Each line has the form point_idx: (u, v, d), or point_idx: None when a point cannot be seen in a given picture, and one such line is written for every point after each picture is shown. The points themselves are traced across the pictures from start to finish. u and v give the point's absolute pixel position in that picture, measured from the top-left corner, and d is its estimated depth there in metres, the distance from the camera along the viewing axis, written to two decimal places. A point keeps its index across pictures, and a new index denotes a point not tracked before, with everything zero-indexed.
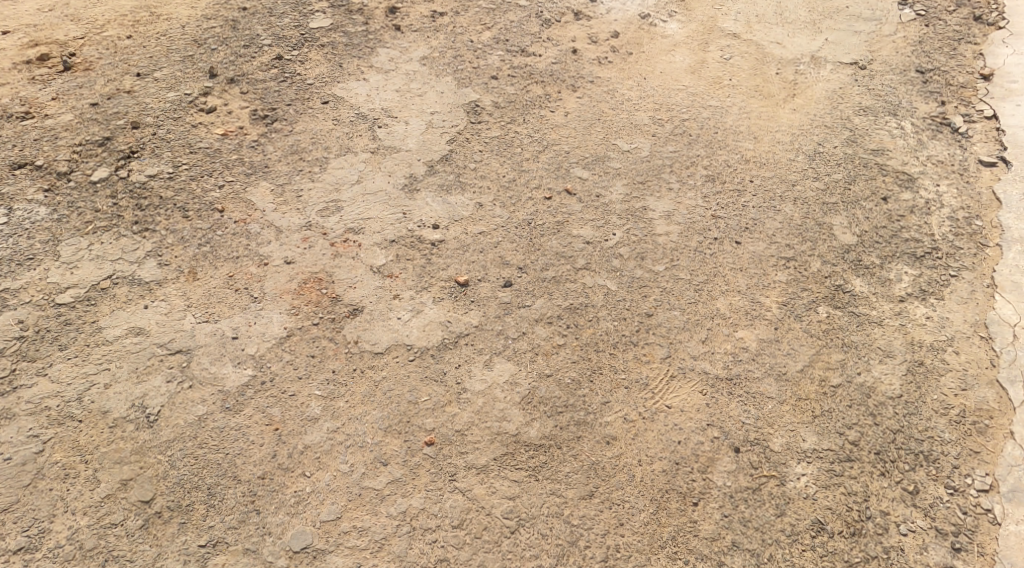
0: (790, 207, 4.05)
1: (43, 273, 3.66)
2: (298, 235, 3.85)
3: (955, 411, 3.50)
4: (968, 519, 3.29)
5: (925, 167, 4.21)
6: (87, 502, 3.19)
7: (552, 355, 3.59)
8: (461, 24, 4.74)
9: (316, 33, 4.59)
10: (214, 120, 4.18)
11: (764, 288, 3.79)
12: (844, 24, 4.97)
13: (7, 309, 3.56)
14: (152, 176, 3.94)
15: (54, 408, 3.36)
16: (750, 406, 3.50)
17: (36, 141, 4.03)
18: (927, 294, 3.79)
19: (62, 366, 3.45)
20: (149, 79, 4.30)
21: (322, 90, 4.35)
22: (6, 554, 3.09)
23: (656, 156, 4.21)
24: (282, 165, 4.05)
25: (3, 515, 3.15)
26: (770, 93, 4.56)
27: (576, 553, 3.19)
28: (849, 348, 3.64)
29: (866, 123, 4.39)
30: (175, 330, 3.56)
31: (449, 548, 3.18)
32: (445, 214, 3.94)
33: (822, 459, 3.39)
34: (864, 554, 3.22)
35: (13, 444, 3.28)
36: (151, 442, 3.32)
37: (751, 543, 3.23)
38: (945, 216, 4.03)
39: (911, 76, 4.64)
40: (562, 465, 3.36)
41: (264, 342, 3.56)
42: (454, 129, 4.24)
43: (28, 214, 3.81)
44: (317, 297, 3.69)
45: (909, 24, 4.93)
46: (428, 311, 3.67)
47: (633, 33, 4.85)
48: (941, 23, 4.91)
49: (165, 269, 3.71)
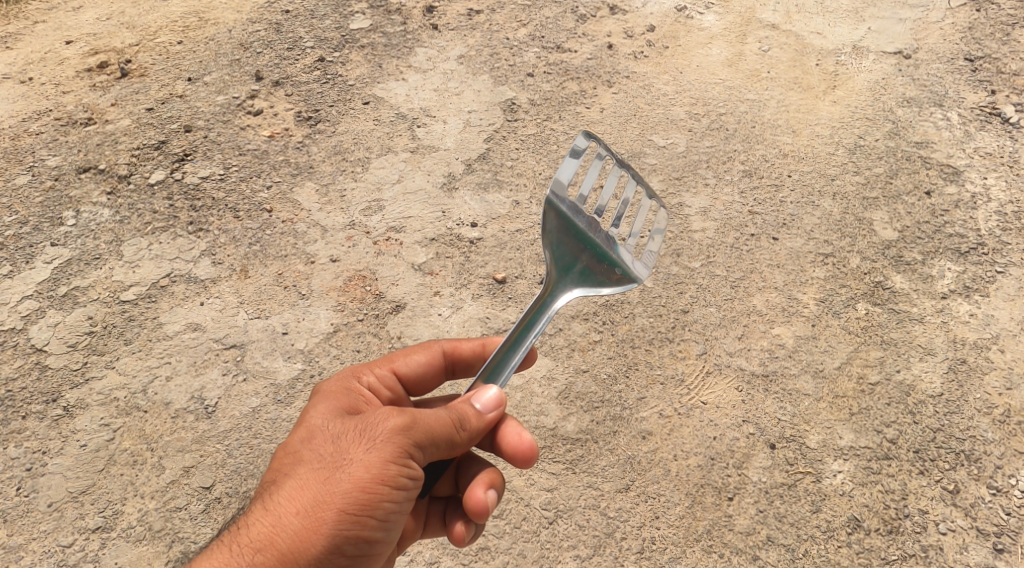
0: (829, 202, 4.01)
1: (109, 271, 3.85)
2: (342, 234, 3.96)
3: (999, 410, 3.46)
4: (1011, 520, 3.25)
5: (971, 159, 4.13)
6: (154, 487, 3.38)
7: (589, 351, 3.64)
8: (498, 22, 4.77)
9: (356, 35, 4.68)
10: (261, 123, 4.32)
11: (801, 285, 3.78)
12: (888, 11, 4.85)
13: (77, 306, 3.77)
14: (205, 179, 4.11)
15: (122, 398, 3.56)
16: (786, 403, 3.51)
17: (98, 145, 4.23)
18: (970, 290, 3.74)
19: (128, 359, 3.64)
20: (199, 84, 4.46)
21: (363, 91, 4.44)
22: (85, 533, 3.30)
23: (692, 151, 4.21)
24: (326, 166, 4.17)
25: (81, 497, 3.36)
26: (810, 85, 4.51)
27: (612, 545, 3.25)
28: (888, 345, 3.61)
29: (909, 115, 4.31)
30: (230, 326, 3.72)
31: (490, 537, 3.27)
32: (484, 213, 4.01)
33: (858, 456, 3.39)
34: (901, 552, 3.21)
35: (87, 431, 3.49)
36: (209, 432, 3.49)
37: (786, 538, 3.25)
38: (992, 211, 3.95)
39: (959, 65, 4.51)
40: (598, 458, 3.41)
41: (312, 338, 3.69)
42: (492, 127, 4.29)
43: (94, 216, 4.00)
44: (362, 293, 3.80)
45: (959, 9, 4.78)
46: (467, 307, 3.75)
47: (669, 26, 4.81)
48: (994, 7, 4.75)
49: (219, 267, 3.87)
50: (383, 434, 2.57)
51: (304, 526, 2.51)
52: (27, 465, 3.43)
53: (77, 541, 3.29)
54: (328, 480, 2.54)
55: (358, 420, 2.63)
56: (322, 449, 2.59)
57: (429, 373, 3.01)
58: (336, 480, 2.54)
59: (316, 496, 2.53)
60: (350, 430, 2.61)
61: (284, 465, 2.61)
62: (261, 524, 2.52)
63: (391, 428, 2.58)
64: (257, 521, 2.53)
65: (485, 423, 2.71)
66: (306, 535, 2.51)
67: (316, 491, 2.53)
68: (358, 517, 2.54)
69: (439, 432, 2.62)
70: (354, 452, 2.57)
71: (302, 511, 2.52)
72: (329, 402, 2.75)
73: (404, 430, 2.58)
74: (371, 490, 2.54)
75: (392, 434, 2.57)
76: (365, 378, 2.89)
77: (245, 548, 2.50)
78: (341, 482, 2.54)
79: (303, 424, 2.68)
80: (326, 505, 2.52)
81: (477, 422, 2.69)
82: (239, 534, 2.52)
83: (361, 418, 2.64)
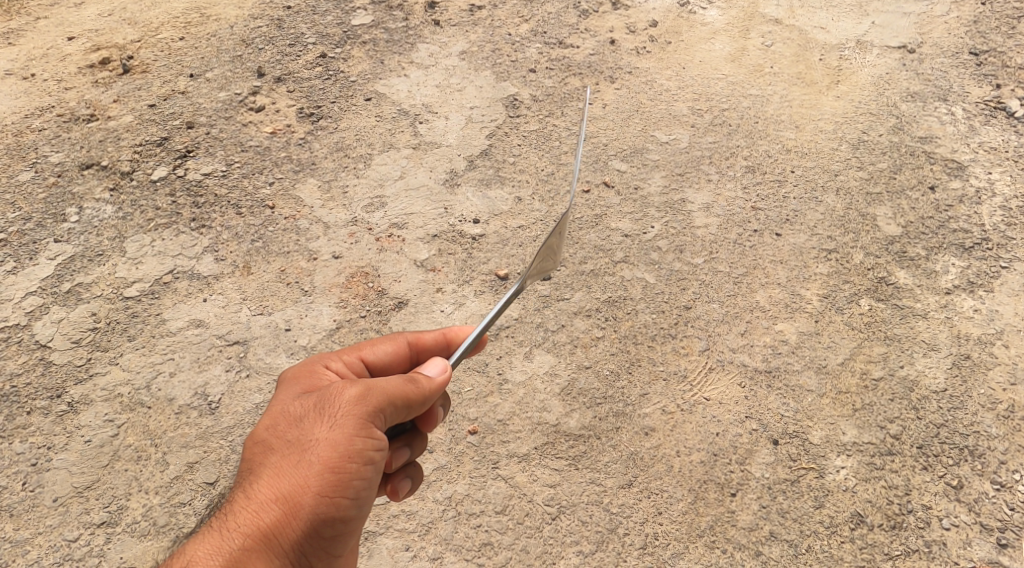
0: (832, 197, 4.00)
1: (112, 268, 3.85)
2: (345, 231, 3.96)
3: (1003, 406, 3.45)
4: (1015, 515, 3.24)
5: (976, 154, 4.11)
6: (159, 483, 3.38)
7: (591, 347, 3.63)
8: (500, 18, 4.76)
9: (358, 31, 4.67)
10: (263, 119, 4.32)
11: (804, 281, 3.77)
12: (892, 6, 4.83)
13: (81, 303, 3.77)
14: (208, 175, 4.12)
15: (126, 395, 3.56)
16: (789, 399, 3.50)
17: (100, 142, 4.23)
18: (974, 285, 3.73)
19: (131, 356, 3.65)
20: (201, 80, 4.46)
21: (365, 87, 4.43)
22: (90, 529, 3.31)
23: (694, 147, 4.20)
24: (328, 162, 4.17)
25: (85, 493, 3.37)
26: (813, 80, 4.49)
27: (615, 540, 3.25)
28: (892, 341, 3.60)
29: (913, 110, 4.29)
30: (233, 322, 3.72)
31: (492, 533, 3.27)
32: (486, 209, 4.01)
33: (861, 452, 3.38)
34: (905, 547, 3.20)
35: (91, 427, 3.50)
36: (213, 427, 3.50)
37: (789, 534, 3.24)
38: (997, 206, 3.94)
39: (964, 59, 4.49)
40: (601, 454, 3.41)
41: (315, 334, 3.69)
42: (494, 123, 4.29)
43: (97, 213, 4.01)
44: (364, 290, 3.80)
45: (963, 3, 4.75)
46: (469, 304, 3.75)
47: (672, 21, 4.80)
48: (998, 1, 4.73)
49: (222, 264, 3.87)
50: (343, 409, 2.50)
51: (285, 511, 2.46)
52: (32, 460, 3.44)
53: (81, 537, 3.29)
54: (300, 463, 2.48)
55: (318, 397, 2.54)
56: (289, 433, 2.52)
57: (399, 363, 2.82)
58: (307, 462, 2.48)
59: (291, 479, 2.47)
60: (312, 409, 2.53)
61: (254, 454, 2.53)
62: (243, 512, 2.46)
63: (350, 403, 2.50)
64: (237, 510, 2.47)
65: (439, 386, 2.59)
66: (288, 519, 2.46)
67: (291, 475, 2.48)
68: (333, 496, 2.49)
69: (395, 398, 2.53)
70: (319, 431, 2.50)
71: (280, 497, 2.47)
72: (291, 385, 2.66)
73: (362, 403, 2.50)
74: (342, 467, 2.48)
75: (353, 408, 2.50)
76: (330, 363, 2.73)
77: (233, 536, 2.45)
78: (312, 463, 2.48)
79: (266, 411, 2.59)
80: (302, 487, 2.47)
81: (430, 385, 2.57)
82: (222, 525, 2.47)
83: (321, 394, 2.55)
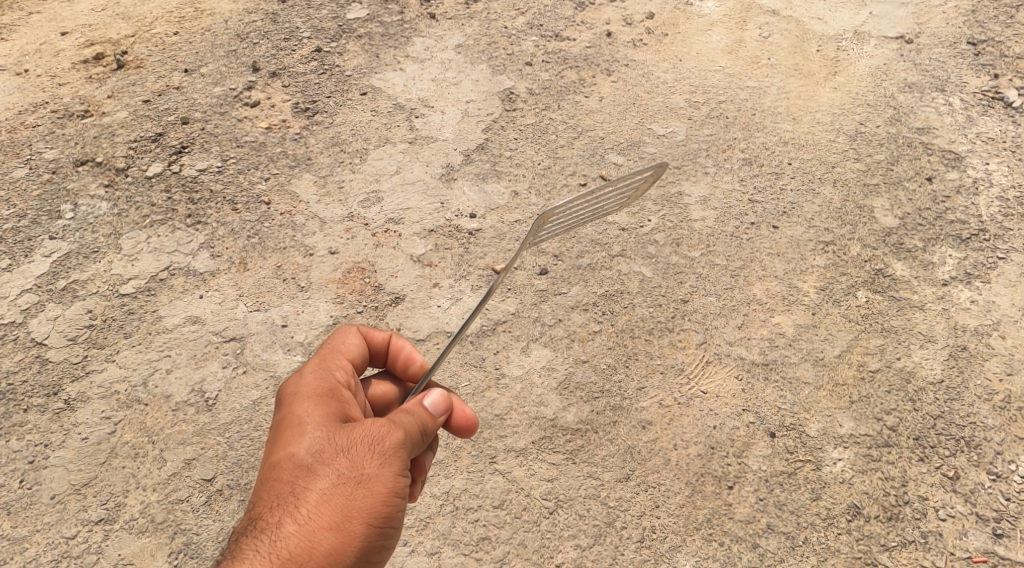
0: (829, 189, 3.99)
1: (108, 265, 3.84)
2: (341, 226, 3.95)
3: (999, 397, 3.45)
4: (1011, 505, 3.25)
5: (973, 145, 4.10)
6: (156, 480, 3.38)
7: (588, 341, 3.63)
8: (496, 10, 4.74)
9: (353, 24, 4.65)
10: (259, 114, 4.30)
11: (801, 273, 3.77)
12: None
13: (77, 300, 3.76)
14: (203, 171, 4.10)
15: (122, 392, 3.56)
16: (786, 391, 3.50)
17: (94, 138, 4.21)
18: (971, 277, 3.72)
19: (128, 353, 3.64)
20: (195, 75, 4.44)
21: (360, 81, 4.42)
22: (88, 526, 3.30)
23: (691, 140, 4.19)
24: (324, 157, 4.16)
25: (84, 490, 3.37)
26: (810, 71, 4.48)
27: (613, 534, 3.24)
28: (888, 333, 3.60)
29: (911, 101, 4.28)
30: (229, 319, 3.71)
31: (490, 527, 3.27)
32: (482, 203, 4.00)
33: (858, 444, 3.38)
34: (901, 538, 3.20)
35: (88, 425, 3.49)
36: (210, 424, 3.49)
37: (786, 526, 3.24)
38: (994, 196, 3.93)
39: (962, 49, 4.48)
40: (598, 448, 3.41)
41: (312, 330, 3.68)
42: (490, 117, 4.27)
43: (92, 209, 3.99)
44: (361, 285, 3.79)
45: None
46: (466, 299, 3.74)
47: (668, 13, 4.78)
48: None
49: (218, 260, 3.86)
50: (389, 447, 2.52)
51: (338, 541, 2.44)
52: (29, 458, 3.43)
53: (78, 534, 3.29)
54: (351, 495, 2.47)
55: (360, 431, 2.54)
56: (336, 463, 2.50)
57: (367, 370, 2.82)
58: (358, 495, 2.47)
59: (344, 510, 2.46)
60: (356, 442, 2.52)
61: (297, 479, 2.48)
62: (293, 538, 2.41)
63: (395, 442, 2.53)
64: (288, 537, 2.41)
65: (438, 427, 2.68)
66: (341, 549, 2.44)
67: (342, 506, 2.46)
68: (381, 529, 2.50)
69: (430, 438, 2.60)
70: (368, 465, 2.50)
71: (333, 527, 2.44)
72: (322, 407, 2.60)
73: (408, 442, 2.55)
74: (389, 502, 2.50)
75: (396, 447, 2.53)
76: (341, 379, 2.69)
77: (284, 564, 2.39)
78: (364, 496, 2.47)
79: (302, 434, 2.53)
80: (355, 519, 2.45)
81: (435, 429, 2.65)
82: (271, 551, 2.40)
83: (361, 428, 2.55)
